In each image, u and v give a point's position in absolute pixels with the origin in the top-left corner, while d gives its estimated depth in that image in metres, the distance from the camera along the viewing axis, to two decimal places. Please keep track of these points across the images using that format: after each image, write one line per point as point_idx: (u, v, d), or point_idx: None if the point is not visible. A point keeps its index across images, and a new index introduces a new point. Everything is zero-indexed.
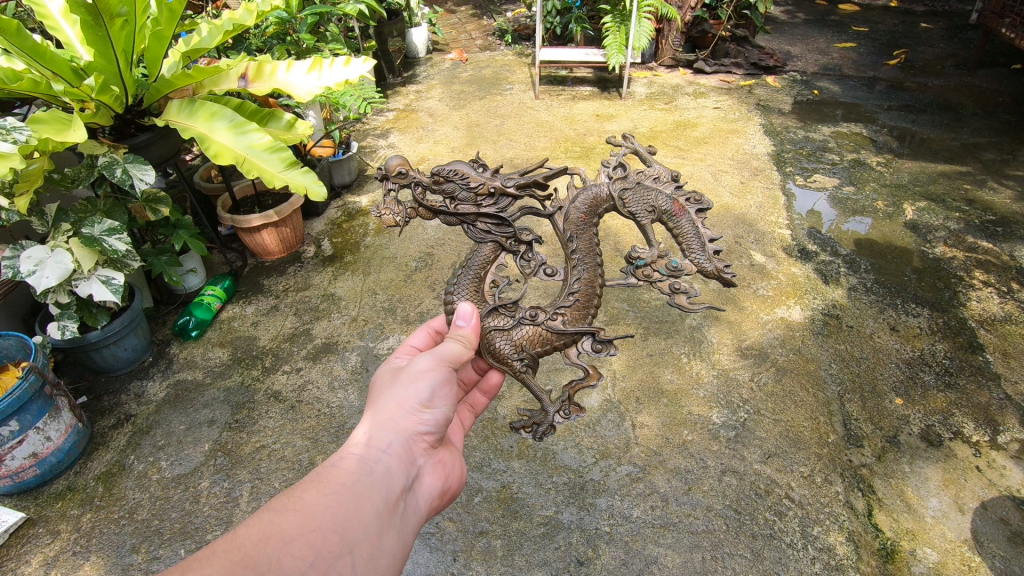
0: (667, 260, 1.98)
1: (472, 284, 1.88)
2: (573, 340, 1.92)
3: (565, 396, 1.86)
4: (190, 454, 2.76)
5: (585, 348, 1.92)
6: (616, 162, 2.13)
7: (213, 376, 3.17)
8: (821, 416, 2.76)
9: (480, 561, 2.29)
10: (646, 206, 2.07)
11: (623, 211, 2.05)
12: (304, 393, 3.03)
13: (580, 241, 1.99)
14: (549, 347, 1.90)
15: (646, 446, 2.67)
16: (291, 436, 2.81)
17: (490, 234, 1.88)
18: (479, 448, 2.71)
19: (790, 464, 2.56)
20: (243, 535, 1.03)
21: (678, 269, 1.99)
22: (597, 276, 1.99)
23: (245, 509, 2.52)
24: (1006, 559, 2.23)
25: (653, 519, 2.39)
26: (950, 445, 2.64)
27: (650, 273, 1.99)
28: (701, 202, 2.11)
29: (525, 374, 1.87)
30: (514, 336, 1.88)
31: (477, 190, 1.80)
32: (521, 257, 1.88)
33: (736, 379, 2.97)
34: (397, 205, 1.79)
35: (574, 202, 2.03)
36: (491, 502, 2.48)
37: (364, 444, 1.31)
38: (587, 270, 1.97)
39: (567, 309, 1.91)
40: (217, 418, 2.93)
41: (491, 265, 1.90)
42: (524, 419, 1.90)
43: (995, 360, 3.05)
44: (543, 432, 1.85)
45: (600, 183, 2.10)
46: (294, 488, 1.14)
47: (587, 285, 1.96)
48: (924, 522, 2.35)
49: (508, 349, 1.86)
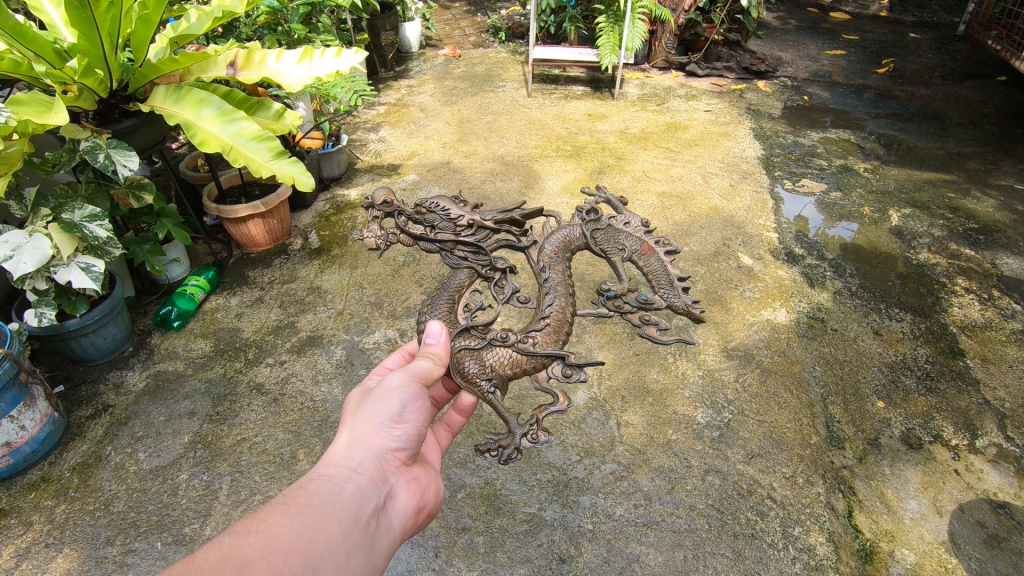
0: (636, 293, 1.96)
1: (449, 306, 1.92)
2: (544, 365, 1.85)
3: (533, 420, 1.79)
4: (170, 447, 2.71)
5: (555, 372, 1.83)
6: (589, 210, 2.31)
7: (195, 367, 3.12)
8: (804, 418, 2.78)
9: (462, 557, 2.27)
10: (615, 246, 2.21)
11: (596, 248, 2.17)
12: (287, 386, 3.00)
13: (553, 272, 2.06)
14: (519, 371, 1.82)
15: (631, 445, 2.67)
16: (273, 429, 2.78)
17: (466, 261, 1.96)
18: (464, 443, 2.69)
19: (773, 465, 2.57)
20: (202, 558, 0.98)
21: (648, 303, 1.95)
22: (569, 306, 2.01)
23: (223, 503, 2.47)
24: (981, 561, 2.25)
25: (636, 517, 2.39)
26: (930, 448, 2.68)
27: (620, 304, 1.95)
28: (669, 246, 2.22)
29: (492, 396, 1.77)
30: (485, 358, 1.82)
31: (457, 221, 1.93)
32: (496, 285, 1.95)
33: (721, 380, 2.98)
34: (379, 230, 1.88)
35: (549, 239, 2.15)
36: (474, 499, 2.47)
37: (336, 464, 1.31)
38: (559, 298, 2.00)
39: (539, 333, 1.90)
40: (198, 410, 2.88)
41: (468, 291, 1.96)
42: (490, 443, 1.82)
43: (974, 365, 3.09)
44: (507, 456, 1.77)
45: (574, 225, 2.24)
46: (260, 510, 1.11)
47: (560, 313, 1.97)
48: (903, 523, 2.38)
49: (475, 370, 1.78)
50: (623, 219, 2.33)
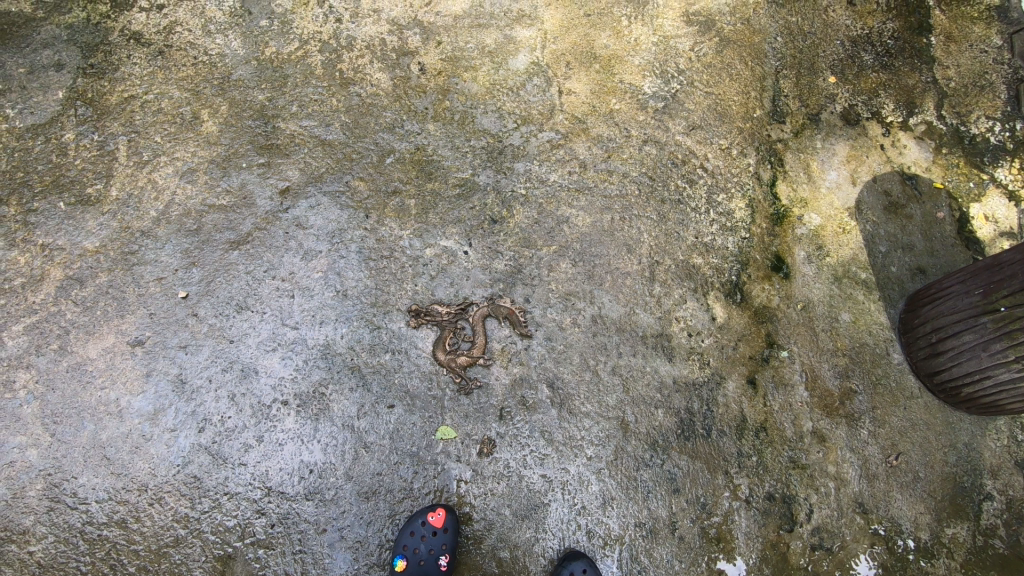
0: (543, 191, 2.34)
1: (405, 234, 2.23)
2: (489, 337, 2.16)
3: (479, 366, 2.12)
4: (43, 104, 2.28)
5: (500, 337, 2.17)
6: (507, 86, 2.46)
7: (46, 9, 2.41)
8: (752, 91, 2.60)
9: (394, 219, 2.25)
10: (539, 130, 2.42)
11: (519, 162, 2.36)
12: (172, 37, 2.41)
13: (488, 197, 2.31)
14: (472, 344, 2.14)
15: (571, 114, 2.45)
16: (165, 85, 2.34)
17: (414, 182, 2.30)
18: (391, 108, 2.38)
19: (711, 137, 2.49)
20: None
21: (554, 195, 2.34)
22: (501, 221, 2.29)
23: (125, 164, 2.23)
24: (875, 224, 2.47)
25: (569, 184, 2.36)
26: (866, 124, 2.62)
27: (531, 207, 2.32)
28: (579, 111, 2.46)
29: (454, 359, 2.11)
30: (445, 322, 2.15)
31: (401, 135, 2.35)
32: (440, 212, 2.27)
33: (675, 49, 2.60)
34: (345, 142, 2.32)
35: (481, 141, 2.38)
36: (404, 164, 2.32)
37: None
38: (491, 222, 2.28)
39: (490, 314, 2.18)
40: (67, 63, 2.34)
41: (417, 234, 2.24)
42: (454, 377, 2.11)
43: (936, 43, 2.78)
44: (468, 387, 2.10)
45: (499, 104, 2.43)
46: None
47: (491, 246, 2.25)
48: (819, 192, 2.48)
49: (443, 343, 2.13)
50: (538, 87, 2.47)
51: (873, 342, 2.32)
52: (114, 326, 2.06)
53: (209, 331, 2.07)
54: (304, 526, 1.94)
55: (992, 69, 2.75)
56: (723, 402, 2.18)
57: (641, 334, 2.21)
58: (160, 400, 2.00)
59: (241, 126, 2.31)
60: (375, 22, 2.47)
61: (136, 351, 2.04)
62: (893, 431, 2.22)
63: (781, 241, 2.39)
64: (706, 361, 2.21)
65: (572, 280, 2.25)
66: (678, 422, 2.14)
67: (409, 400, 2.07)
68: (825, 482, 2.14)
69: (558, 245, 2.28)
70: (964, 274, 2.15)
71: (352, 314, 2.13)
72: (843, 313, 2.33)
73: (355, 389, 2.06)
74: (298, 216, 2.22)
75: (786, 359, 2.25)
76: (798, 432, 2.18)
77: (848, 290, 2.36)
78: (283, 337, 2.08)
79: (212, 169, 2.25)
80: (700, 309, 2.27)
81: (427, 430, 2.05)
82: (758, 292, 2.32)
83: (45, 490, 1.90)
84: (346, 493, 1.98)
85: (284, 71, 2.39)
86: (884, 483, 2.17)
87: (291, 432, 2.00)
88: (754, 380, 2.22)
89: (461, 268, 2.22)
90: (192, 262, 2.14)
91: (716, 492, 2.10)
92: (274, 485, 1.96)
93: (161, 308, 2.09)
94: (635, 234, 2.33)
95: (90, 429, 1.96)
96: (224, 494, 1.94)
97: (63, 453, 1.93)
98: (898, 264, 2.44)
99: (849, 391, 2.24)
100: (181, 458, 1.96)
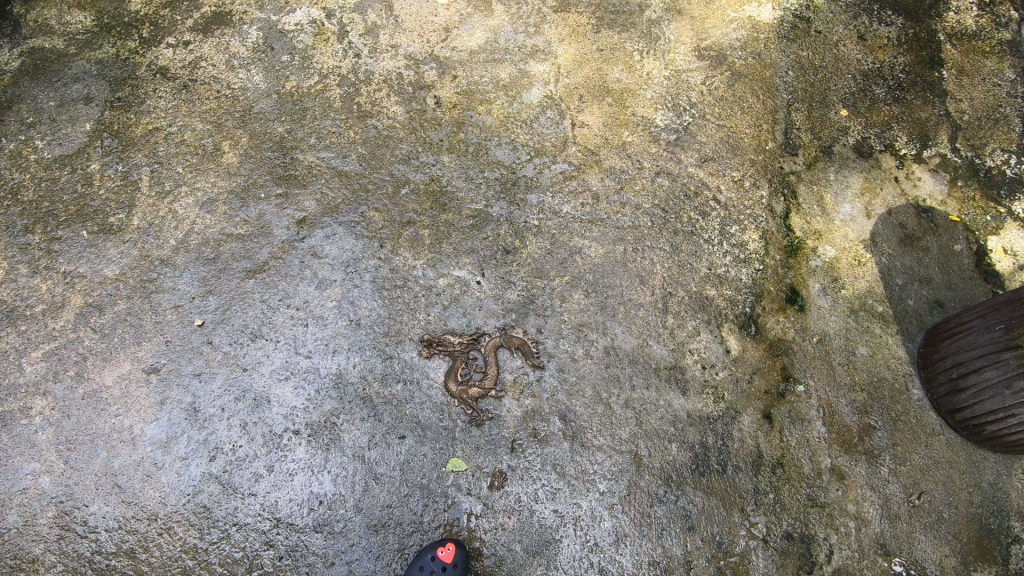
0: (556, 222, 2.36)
1: (418, 265, 2.25)
2: (500, 368, 2.15)
3: (489, 399, 2.11)
4: (71, 136, 2.35)
5: (511, 369, 2.16)
6: (521, 119, 2.50)
7: (78, 45, 2.50)
8: (764, 124, 2.62)
9: (408, 248, 2.27)
10: (552, 162, 2.44)
11: (532, 194, 2.38)
12: (197, 72, 2.48)
13: (500, 228, 2.33)
14: (483, 376, 2.13)
15: (584, 146, 2.48)
16: (189, 118, 2.41)
17: (428, 213, 2.33)
18: (407, 140, 2.42)
19: (723, 168, 2.50)
20: None
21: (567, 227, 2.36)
22: (514, 252, 2.30)
23: (147, 194, 2.29)
24: (891, 256, 2.45)
25: (582, 215, 2.38)
26: (879, 156, 2.62)
27: (544, 238, 2.33)
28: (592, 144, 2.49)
29: (465, 391, 2.11)
30: (457, 354, 2.15)
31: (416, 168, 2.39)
32: (453, 243, 2.29)
33: (687, 83, 2.63)
34: (360, 173, 2.36)
35: (495, 172, 2.41)
36: (418, 195, 2.35)
37: None
38: (504, 254, 2.29)
39: (502, 345, 2.17)
40: (95, 96, 2.42)
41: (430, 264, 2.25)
42: (465, 410, 2.09)
43: (948, 76, 2.79)
44: (478, 419, 2.08)
45: (513, 137, 2.47)
46: None
47: (503, 277, 2.26)
48: (833, 224, 2.48)
49: (454, 375, 2.12)
50: (552, 121, 2.51)
51: (892, 377, 2.28)
52: (130, 353, 2.08)
53: (223, 359, 2.09)
54: (312, 559, 1.92)
55: (1006, 103, 2.75)
56: (739, 436, 2.14)
57: (654, 366, 2.19)
58: (173, 428, 2.01)
59: (260, 158, 2.36)
60: (393, 56, 2.54)
61: (151, 378, 2.06)
62: (915, 469, 2.16)
63: (795, 273, 2.37)
64: (721, 394, 2.18)
65: (585, 311, 2.24)
66: (692, 457, 2.10)
67: (420, 431, 2.06)
68: (845, 521, 2.08)
69: (571, 276, 2.29)
70: (983, 309, 2.14)
71: (365, 344, 2.13)
72: (861, 347, 2.30)
73: (367, 419, 2.05)
74: (314, 245, 2.25)
75: (803, 394, 2.21)
76: (816, 469, 2.13)
77: (865, 323, 2.33)
78: (296, 365, 2.09)
79: (231, 199, 2.30)
80: (714, 342, 2.24)
81: (438, 462, 2.03)
82: (773, 324, 2.29)
83: (55, 518, 1.90)
84: (355, 525, 1.96)
85: (303, 104, 2.45)
86: (906, 523, 2.10)
87: (301, 462, 2.00)
88: (770, 414, 2.18)
89: (474, 298, 2.23)
90: (209, 290, 2.17)
91: (732, 530, 2.05)
92: (283, 516, 1.95)
93: (177, 335, 2.11)
94: (648, 265, 2.33)
95: (103, 457, 1.96)
96: (233, 525, 1.93)
97: (75, 480, 1.94)
98: (916, 298, 2.41)
99: (868, 427, 2.19)
100: (191, 488, 1.95)
